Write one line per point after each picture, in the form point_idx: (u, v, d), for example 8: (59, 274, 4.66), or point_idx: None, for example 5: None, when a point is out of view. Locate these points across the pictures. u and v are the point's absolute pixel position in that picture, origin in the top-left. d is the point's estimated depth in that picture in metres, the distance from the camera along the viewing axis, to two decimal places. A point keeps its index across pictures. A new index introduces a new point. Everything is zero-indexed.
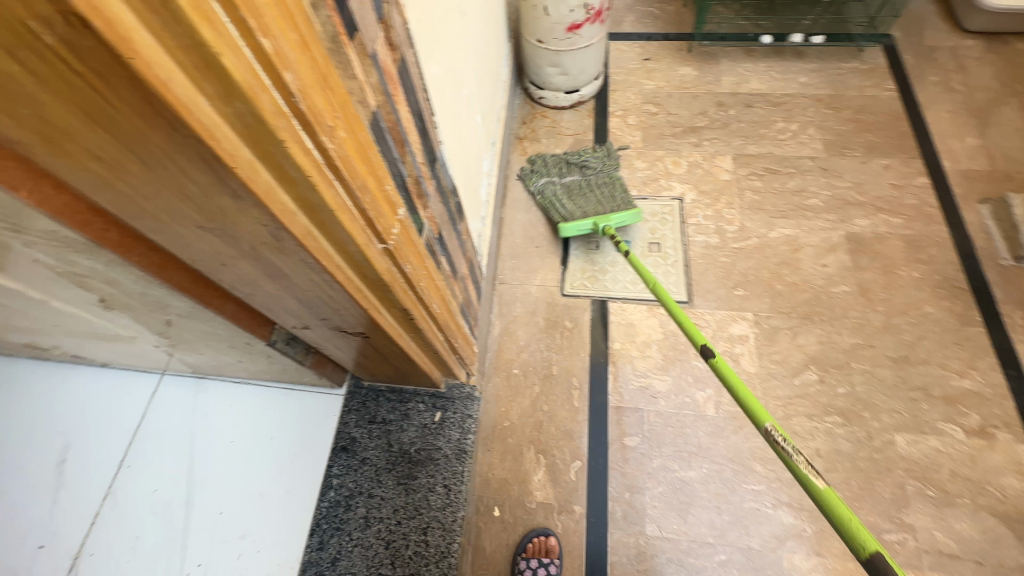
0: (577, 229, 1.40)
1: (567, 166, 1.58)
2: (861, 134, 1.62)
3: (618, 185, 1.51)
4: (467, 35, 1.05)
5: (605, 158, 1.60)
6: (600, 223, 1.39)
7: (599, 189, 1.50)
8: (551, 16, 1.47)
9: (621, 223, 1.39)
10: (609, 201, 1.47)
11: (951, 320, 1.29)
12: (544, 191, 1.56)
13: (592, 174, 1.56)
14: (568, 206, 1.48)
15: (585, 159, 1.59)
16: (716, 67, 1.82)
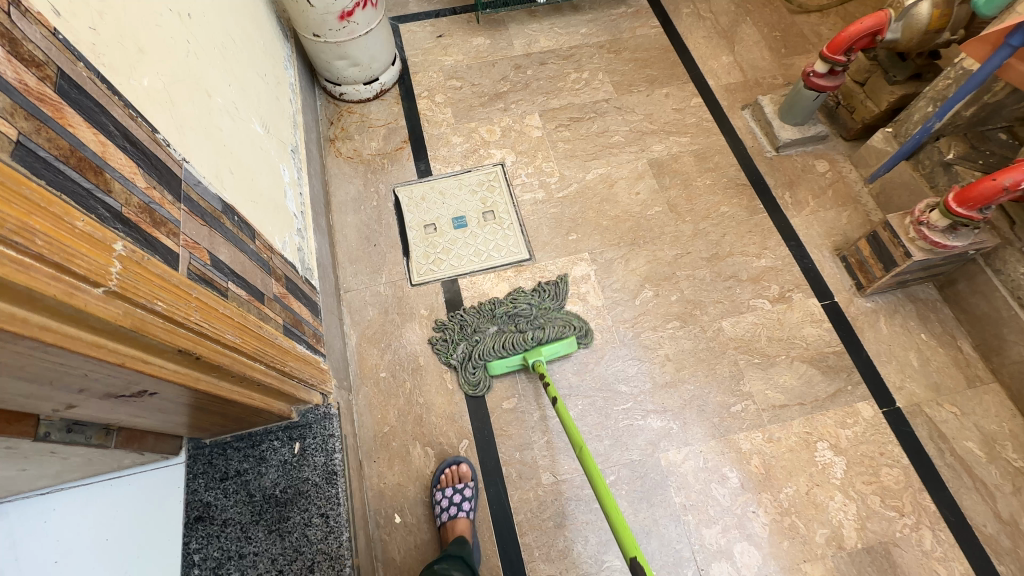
0: (507, 366, 1.26)
1: (491, 303, 1.36)
2: (641, 70, 1.79)
3: (556, 314, 1.34)
4: (202, 38, 0.94)
5: (539, 297, 1.37)
6: (530, 359, 1.24)
7: (533, 319, 1.32)
8: (316, 8, 1.39)
9: (555, 355, 1.25)
10: (539, 326, 1.31)
11: (742, 212, 1.50)
12: (464, 332, 1.32)
13: (524, 311, 1.34)
14: (493, 353, 1.28)
15: (515, 306, 1.35)
16: (506, 32, 1.88)
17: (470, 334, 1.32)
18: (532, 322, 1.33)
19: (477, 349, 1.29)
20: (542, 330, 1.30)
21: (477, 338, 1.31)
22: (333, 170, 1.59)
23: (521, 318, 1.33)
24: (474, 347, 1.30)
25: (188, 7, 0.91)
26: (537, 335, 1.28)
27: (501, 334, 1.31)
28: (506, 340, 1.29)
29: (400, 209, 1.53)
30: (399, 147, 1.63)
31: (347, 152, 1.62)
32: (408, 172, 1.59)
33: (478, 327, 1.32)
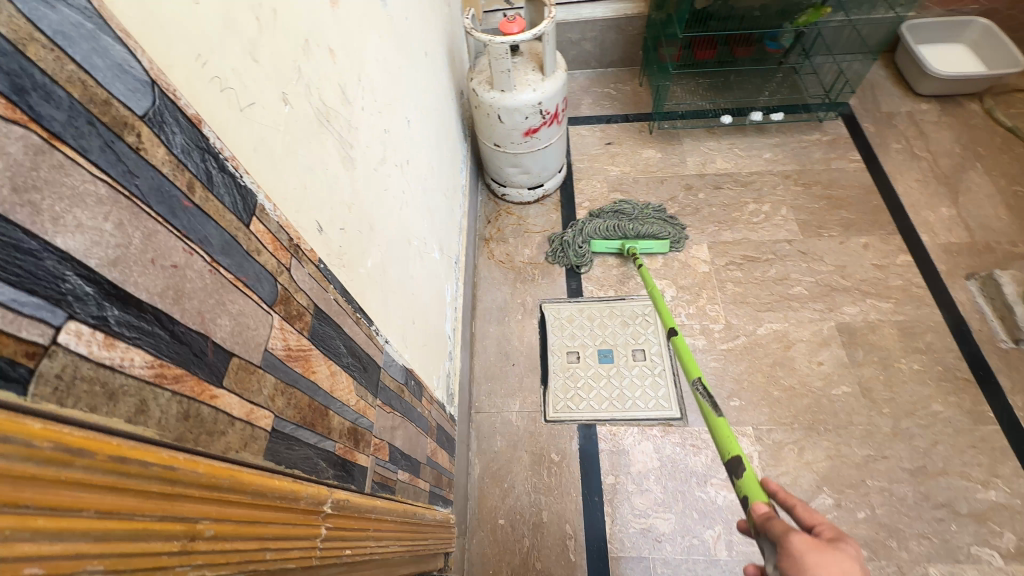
0: (607, 247, 1.53)
1: (600, 213, 1.62)
2: (834, 210, 1.58)
3: (654, 217, 1.60)
4: (412, 180, 0.94)
5: (643, 205, 1.63)
6: (627, 245, 1.50)
7: (635, 219, 1.58)
8: (505, 123, 1.39)
9: (649, 248, 1.51)
10: (638, 222, 1.57)
11: (963, 418, 1.20)
12: (577, 227, 1.57)
13: (626, 214, 1.61)
14: (596, 230, 1.55)
15: (621, 208, 1.62)
16: (680, 146, 1.79)
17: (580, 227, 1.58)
18: (633, 220, 1.58)
19: (584, 237, 1.55)
20: (642, 226, 1.55)
21: (586, 224, 1.57)
22: (484, 272, 1.57)
23: (624, 220, 1.58)
24: (581, 229, 1.57)
25: (407, 152, 0.91)
26: (638, 228, 1.54)
27: (606, 221, 1.57)
28: (610, 226, 1.56)
29: (545, 327, 1.45)
30: (553, 259, 1.58)
31: (500, 256, 1.61)
32: (559, 287, 1.52)
33: (587, 221, 1.58)
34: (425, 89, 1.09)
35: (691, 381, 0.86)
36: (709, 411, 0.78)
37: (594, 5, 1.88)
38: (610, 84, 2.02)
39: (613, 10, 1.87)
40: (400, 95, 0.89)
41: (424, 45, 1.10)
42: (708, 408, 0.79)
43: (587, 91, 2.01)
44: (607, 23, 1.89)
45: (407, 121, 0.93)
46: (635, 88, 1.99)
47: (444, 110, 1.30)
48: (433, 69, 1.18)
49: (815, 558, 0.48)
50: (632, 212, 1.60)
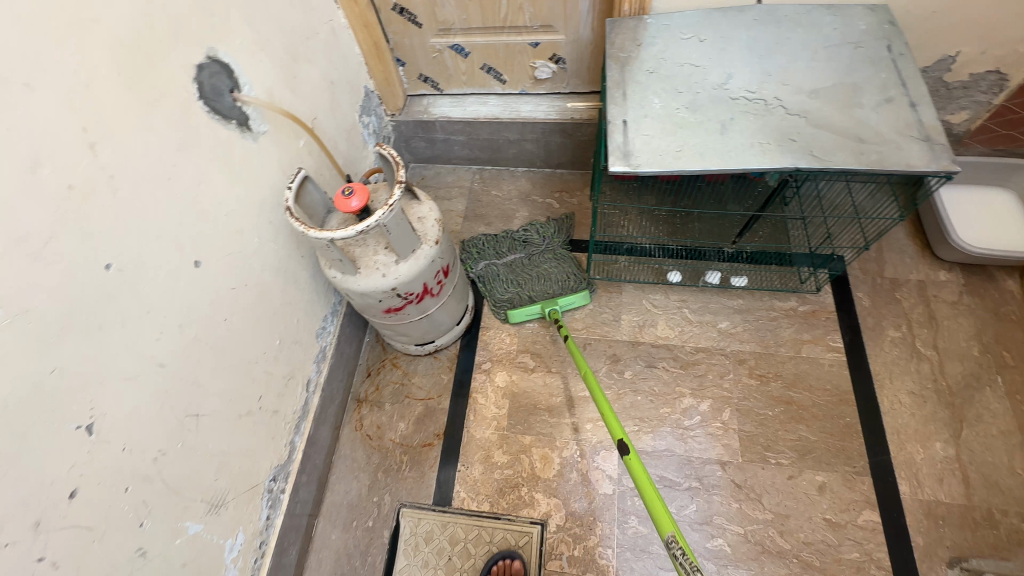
0: (526, 314, 1.38)
1: (508, 245, 1.51)
2: (791, 425, 1.22)
3: (562, 263, 1.48)
4: (96, 503, 0.67)
5: (552, 233, 1.52)
6: (546, 308, 1.36)
7: (545, 270, 1.46)
8: (357, 302, 1.09)
9: (568, 307, 1.38)
10: (546, 258, 1.48)
11: None
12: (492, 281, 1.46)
13: (536, 252, 1.49)
14: (510, 287, 1.46)
15: (528, 234, 1.52)
16: (617, 298, 1.44)
17: (488, 257, 1.50)
18: (542, 255, 1.49)
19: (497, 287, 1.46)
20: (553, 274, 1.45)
21: (500, 276, 1.47)
22: (344, 450, 1.31)
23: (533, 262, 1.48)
24: (490, 275, 1.47)
25: (72, 479, 0.64)
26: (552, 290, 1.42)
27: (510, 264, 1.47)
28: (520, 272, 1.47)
29: (396, 543, 1.19)
30: (428, 443, 1.30)
31: (368, 428, 1.34)
32: (426, 490, 1.25)
33: (498, 266, 1.48)
34: (180, 320, 0.80)
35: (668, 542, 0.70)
36: None
37: (537, 102, 1.55)
38: (554, 192, 1.67)
39: (558, 110, 1.53)
40: (54, 411, 0.61)
41: (186, 257, 0.81)
42: None
43: (526, 199, 1.66)
44: (550, 126, 1.54)
45: (83, 427, 0.65)
46: (583, 202, 1.63)
47: (262, 296, 1.01)
48: (219, 268, 0.88)
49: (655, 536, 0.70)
50: (538, 240, 1.51)
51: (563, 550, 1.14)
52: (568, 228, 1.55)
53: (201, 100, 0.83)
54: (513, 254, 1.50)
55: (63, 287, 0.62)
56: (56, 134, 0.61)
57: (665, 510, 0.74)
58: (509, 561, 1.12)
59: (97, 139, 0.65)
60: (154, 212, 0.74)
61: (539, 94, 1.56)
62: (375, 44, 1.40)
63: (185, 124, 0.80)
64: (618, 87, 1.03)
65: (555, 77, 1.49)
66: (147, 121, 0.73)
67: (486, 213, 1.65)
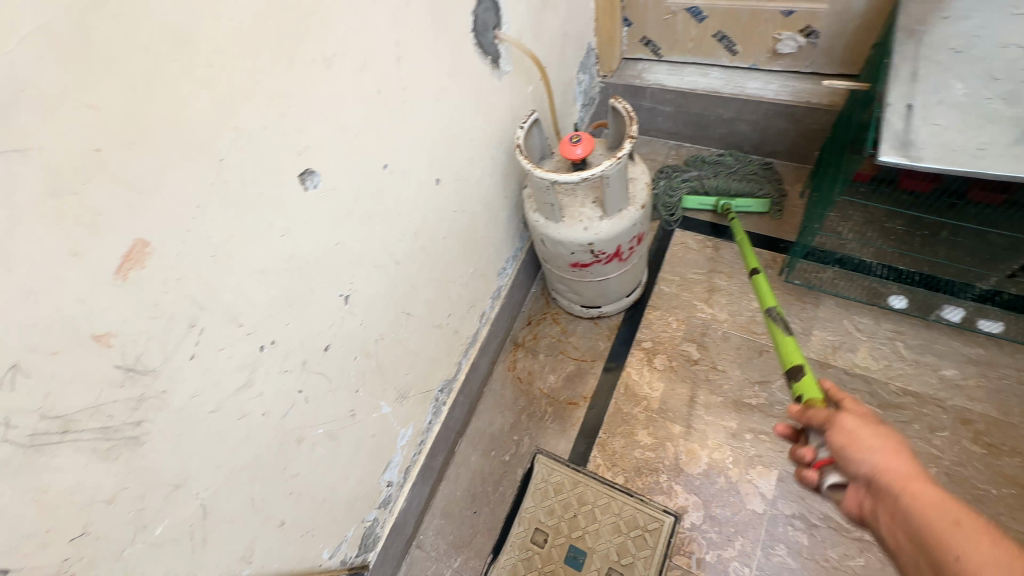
0: (700, 203, 1.48)
1: (697, 163, 1.54)
2: (1022, 515, 0.99)
3: (749, 183, 1.47)
4: (337, 362, 0.80)
5: (749, 159, 1.51)
6: (721, 202, 1.45)
7: (731, 185, 1.47)
8: (547, 249, 1.13)
9: (745, 209, 1.44)
10: (735, 176, 1.49)
11: None
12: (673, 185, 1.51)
13: (725, 171, 1.51)
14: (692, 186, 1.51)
15: (723, 157, 1.53)
16: (812, 310, 1.28)
17: (674, 172, 1.54)
18: (731, 173, 1.49)
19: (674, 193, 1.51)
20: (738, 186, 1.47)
21: (681, 183, 1.51)
22: (495, 385, 1.40)
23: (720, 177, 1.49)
24: (672, 184, 1.52)
25: (328, 337, 0.77)
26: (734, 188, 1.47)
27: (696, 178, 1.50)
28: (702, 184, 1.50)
29: (527, 483, 1.25)
30: (573, 403, 1.32)
31: (520, 371, 1.40)
32: (564, 445, 1.28)
33: (682, 176, 1.52)
34: (416, 227, 0.90)
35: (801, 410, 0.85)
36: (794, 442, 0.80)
37: (767, 79, 1.40)
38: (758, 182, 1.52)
39: (792, 91, 1.37)
40: (331, 277, 0.73)
41: (431, 173, 0.90)
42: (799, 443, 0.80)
43: None
44: (777, 108, 1.38)
45: (343, 296, 0.77)
46: (791, 197, 1.46)
47: (471, 224, 1.09)
48: (450, 189, 0.97)
49: (863, 431, 0.59)
50: (732, 163, 1.51)
51: (694, 549, 1.09)
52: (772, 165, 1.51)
53: (472, 33, 0.90)
54: (702, 170, 1.52)
55: (357, 176, 0.72)
56: (381, 43, 0.70)
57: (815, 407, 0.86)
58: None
59: (403, 53, 0.74)
60: (423, 127, 0.83)
61: (771, 71, 1.41)
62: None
63: (458, 52, 0.87)
64: (908, 64, 0.87)
65: (799, 53, 1.33)
66: (436, 43, 0.81)
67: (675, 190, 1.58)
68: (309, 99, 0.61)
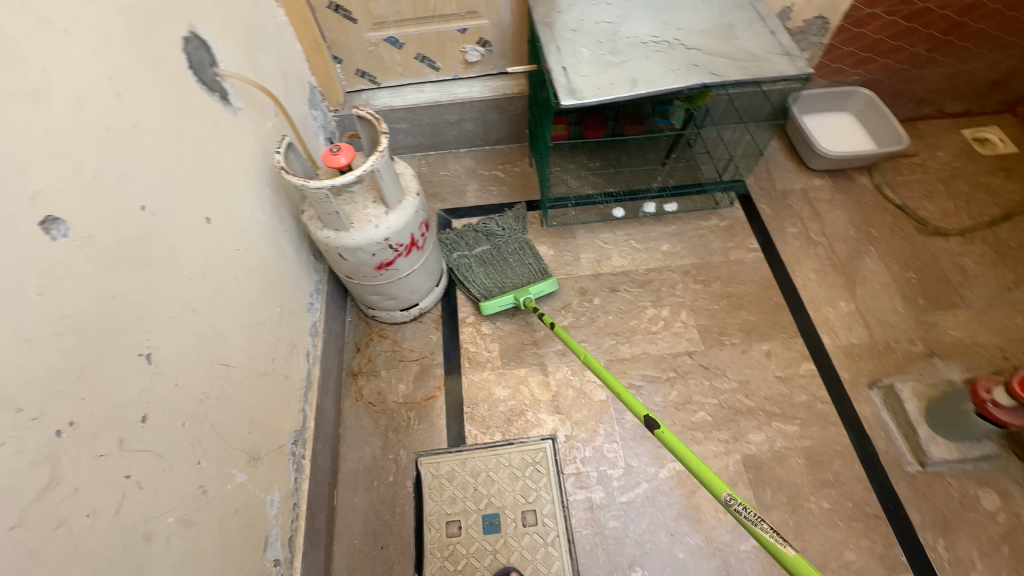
0: (499, 305, 1.38)
1: (474, 237, 1.55)
2: (735, 312, 1.46)
3: (528, 252, 1.50)
4: (164, 431, 0.70)
5: (514, 221, 1.58)
6: (521, 297, 1.38)
7: (512, 263, 1.47)
8: (350, 261, 1.16)
9: (541, 293, 1.40)
10: (512, 248, 1.52)
11: (875, 567, 1.11)
12: (466, 274, 1.48)
13: (501, 242, 1.53)
14: (489, 284, 1.44)
15: (489, 227, 1.56)
16: (573, 241, 1.61)
17: (458, 250, 1.53)
18: (510, 247, 1.52)
19: (469, 283, 1.46)
20: (526, 276, 1.44)
21: (470, 271, 1.48)
22: (349, 420, 1.34)
23: (501, 253, 1.51)
24: (461, 266, 1.50)
25: (143, 406, 0.66)
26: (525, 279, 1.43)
27: (480, 258, 1.50)
28: (490, 262, 1.50)
29: (421, 490, 1.24)
30: (431, 397, 1.37)
31: (369, 396, 1.38)
32: (438, 437, 1.31)
33: (468, 260, 1.50)
34: (203, 269, 0.84)
35: (724, 499, 0.74)
36: (780, 548, 0.66)
37: (470, 84, 1.72)
38: (498, 164, 1.84)
39: (491, 89, 1.71)
40: (121, 335, 0.64)
41: (197, 212, 0.85)
42: (771, 540, 0.68)
43: (473, 173, 1.82)
44: (486, 104, 1.73)
45: (144, 356, 0.68)
46: (524, 168, 1.82)
47: (261, 262, 1.05)
48: (224, 228, 0.92)
49: None
50: (502, 231, 1.56)
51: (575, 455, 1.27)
52: (523, 219, 1.60)
53: (190, 70, 0.89)
54: (481, 246, 1.54)
55: (114, 220, 0.65)
56: (91, 78, 0.65)
57: (713, 472, 0.79)
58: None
59: (121, 88, 0.70)
60: (171, 165, 0.79)
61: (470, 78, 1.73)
62: (314, 40, 1.49)
63: (181, 89, 0.85)
64: (551, 44, 1.22)
65: (483, 59, 1.67)
66: (154, 80, 0.78)
67: (439, 191, 1.79)
68: (21, 136, 0.54)
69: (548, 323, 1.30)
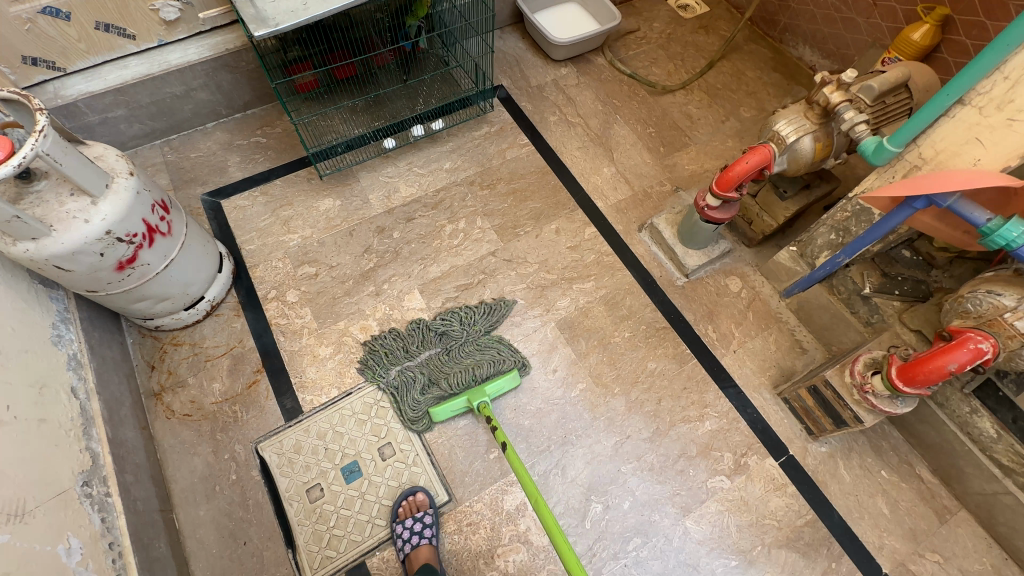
0: (451, 411, 1.23)
1: (422, 337, 1.35)
2: (522, 203, 1.58)
3: (494, 347, 1.34)
4: None
5: (474, 317, 1.37)
6: (474, 400, 1.22)
7: (470, 366, 1.30)
8: (75, 270, 1.00)
9: (498, 393, 1.25)
10: (467, 346, 1.33)
11: (671, 365, 1.34)
12: (404, 375, 1.29)
13: (456, 344, 1.34)
14: (444, 393, 1.27)
15: (446, 326, 1.36)
16: (357, 185, 1.59)
17: (393, 356, 1.32)
18: (463, 346, 1.33)
19: (412, 401, 1.26)
20: (482, 369, 1.29)
21: (413, 379, 1.29)
22: (166, 440, 1.22)
23: (453, 359, 1.32)
24: (400, 371, 1.30)
25: None
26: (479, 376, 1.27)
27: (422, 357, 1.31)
28: (439, 381, 1.28)
29: (270, 474, 1.19)
30: (253, 382, 1.29)
31: (181, 408, 1.25)
32: (272, 417, 1.25)
33: (411, 373, 1.29)
34: None
35: None
36: None
37: (183, 47, 1.51)
38: (256, 130, 1.70)
39: (210, 48, 1.52)
40: None
41: None
42: None
43: (230, 146, 1.66)
44: (210, 65, 1.54)
45: None
46: (286, 127, 1.71)
47: None
48: None
49: None
50: (459, 331, 1.36)
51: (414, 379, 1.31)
52: (468, 296, 1.42)
53: None
54: (430, 350, 1.34)
55: None
56: None
57: None
58: (414, 496, 1.16)
59: None
60: None
61: (180, 40, 1.51)
62: None
63: None
64: None
65: (184, 15, 1.44)
66: None
67: (196, 175, 1.60)
68: None
69: (501, 440, 1.14)
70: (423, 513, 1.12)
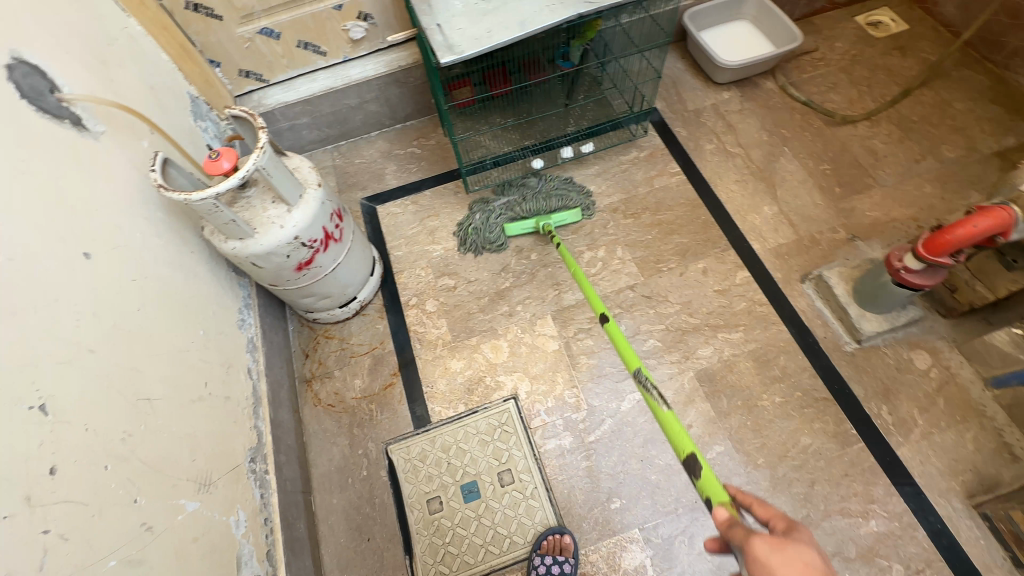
0: (522, 228, 1.49)
1: (509, 190, 1.58)
2: (668, 237, 1.48)
3: (569, 189, 1.57)
4: (80, 479, 0.67)
5: (552, 180, 1.59)
6: (540, 222, 1.48)
7: (541, 203, 1.52)
8: (266, 268, 1.12)
9: (562, 222, 1.49)
10: (544, 197, 1.54)
11: (830, 445, 1.17)
12: (489, 215, 1.53)
13: (530, 194, 1.55)
14: (514, 212, 1.52)
15: (525, 181, 1.58)
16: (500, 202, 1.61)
17: (483, 208, 1.55)
18: (539, 196, 1.55)
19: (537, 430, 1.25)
20: (552, 203, 1.53)
21: (493, 215, 1.53)
22: (312, 426, 1.33)
23: (525, 202, 1.53)
24: (483, 212, 1.54)
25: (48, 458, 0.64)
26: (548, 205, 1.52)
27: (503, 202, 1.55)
28: (514, 208, 1.53)
29: (396, 477, 1.25)
30: (389, 384, 1.36)
31: (327, 399, 1.36)
32: (403, 422, 1.31)
33: (494, 205, 1.54)
34: (93, 307, 0.79)
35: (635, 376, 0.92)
36: (658, 407, 0.84)
37: (363, 63, 1.64)
38: (412, 141, 1.80)
39: (386, 64, 1.64)
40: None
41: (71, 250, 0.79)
42: (656, 403, 0.85)
43: (389, 155, 1.77)
44: (383, 80, 1.66)
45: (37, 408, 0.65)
46: (439, 140, 1.79)
47: (167, 289, 1.00)
48: (109, 261, 0.87)
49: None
50: (536, 183, 1.58)
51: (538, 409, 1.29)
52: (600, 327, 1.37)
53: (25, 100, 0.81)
54: (510, 196, 1.57)
55: None
56: None
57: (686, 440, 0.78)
58: (560, 535, 1.13)
59: None
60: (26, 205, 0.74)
61: (361, 56, 1.64)
62: (180, 46, 1.34)
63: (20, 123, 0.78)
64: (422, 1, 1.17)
65: (369, 34, 1.57)
66: None
67: (358, 179, 1.74)
68: None
69: (556, 243, 1.41)
70: (565, 559, 1.08)
